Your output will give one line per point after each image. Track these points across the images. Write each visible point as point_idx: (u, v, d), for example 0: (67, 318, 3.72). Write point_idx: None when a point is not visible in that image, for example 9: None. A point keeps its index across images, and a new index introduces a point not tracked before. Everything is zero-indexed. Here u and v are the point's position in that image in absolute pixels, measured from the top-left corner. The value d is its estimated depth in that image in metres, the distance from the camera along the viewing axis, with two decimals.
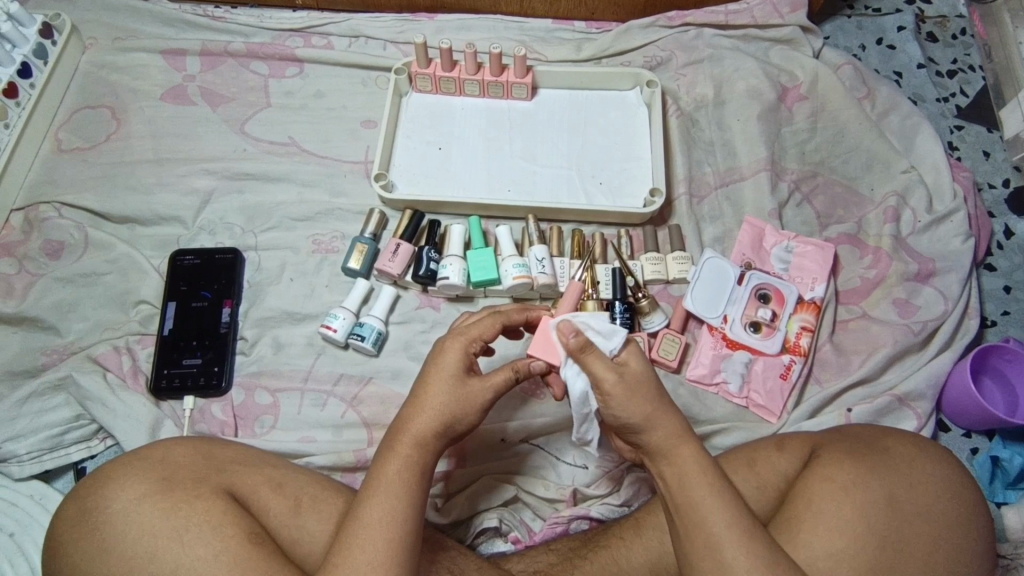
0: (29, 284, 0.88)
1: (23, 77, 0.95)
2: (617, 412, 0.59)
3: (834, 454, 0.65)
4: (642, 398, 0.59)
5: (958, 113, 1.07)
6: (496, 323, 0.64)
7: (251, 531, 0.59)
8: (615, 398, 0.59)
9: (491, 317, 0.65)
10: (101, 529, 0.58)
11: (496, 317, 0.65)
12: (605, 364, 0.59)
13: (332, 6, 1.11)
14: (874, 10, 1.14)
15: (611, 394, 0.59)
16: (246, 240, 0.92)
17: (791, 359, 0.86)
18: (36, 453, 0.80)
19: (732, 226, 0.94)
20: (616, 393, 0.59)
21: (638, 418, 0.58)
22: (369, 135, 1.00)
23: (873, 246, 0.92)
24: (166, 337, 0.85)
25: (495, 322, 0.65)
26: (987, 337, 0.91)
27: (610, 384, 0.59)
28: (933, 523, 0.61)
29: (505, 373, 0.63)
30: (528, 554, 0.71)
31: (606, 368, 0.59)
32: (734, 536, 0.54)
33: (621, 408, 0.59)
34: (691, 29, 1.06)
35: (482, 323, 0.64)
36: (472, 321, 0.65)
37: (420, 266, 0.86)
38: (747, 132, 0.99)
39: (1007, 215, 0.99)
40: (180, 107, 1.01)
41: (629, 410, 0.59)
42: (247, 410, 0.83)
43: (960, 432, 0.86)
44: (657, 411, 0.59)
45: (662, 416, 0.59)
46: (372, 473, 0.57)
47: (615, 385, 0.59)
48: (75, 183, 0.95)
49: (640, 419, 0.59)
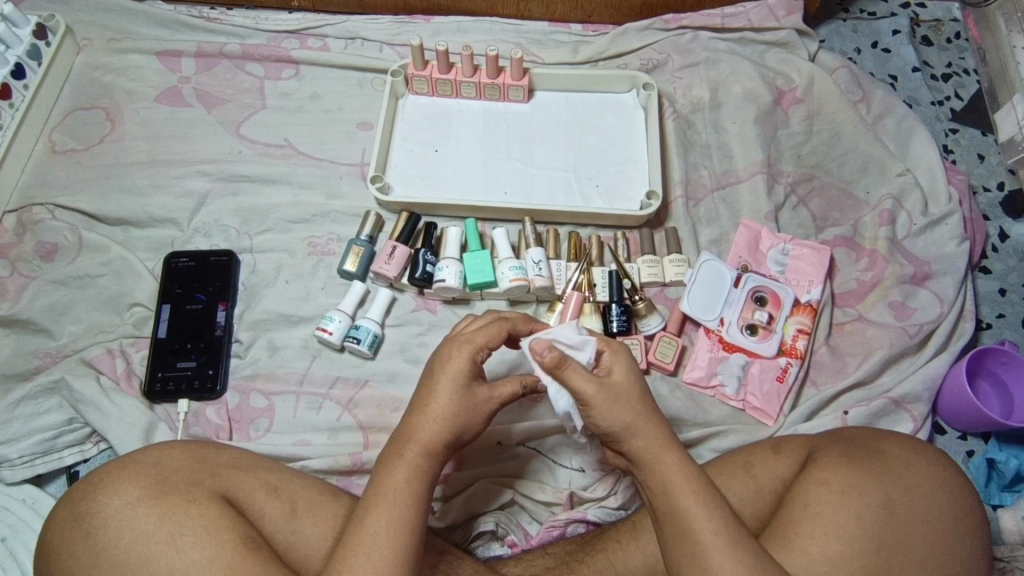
0: (22, 286, 0.88)
1: (17, 77, 0.94)
2: (596, 421, 0.59)
3: (830, 457, 0.65)
4: (624, 406, 0.59)
5: (953, 117, 1.07)
6: (502, 331, 0.64)
7: (248, 537, 0.58)
8: (597, 407, 0.59)
9: (499, 325, 0.64)
10: (96, 534, 0.57)
11: (502, 324, 0.64)
12: (584, 378, 0.59)
13: (328, 7, 1.10)
14: (869, 13, 1.15)
15: (592, 406, 0.59)
16: (242, 242, 0.92)
17: (788, 362, 0.86)
18: (28, 457, 0.80)
19: (728, 229, 0.94)
20: (598, 404, 0.59)
21: (618, 426, 0.59)
22: (365, 137, 1.00)
23: (869, 249, 0.92)
24: (161, 339, 0.84)
25: (501, 332, 0.64)
26: (983, 340, 0.92)
27: (591, 395, 0.59)
28: (927, 526, 0.61)
29: (510, 386, 0.64)
30: (525, 558, 0.71)
31: (587, 380, 0.59)
32: (720, 544, 0.54)
33: (600, 418, 0.59)
34: (687, 32, 1.06)
35: (489, 330, 0.63)
36: (479, 327, 0.64)
37: (416, 268, 0.85)
38: (744, 134, 0.99)
39: (1001, 218, 1.00)
40: (175, 108, 1.00)
41: (611, 419, 0.59)
42: (242, 413, 0.83)
43: (956, 435, 0.86)
44: (638, 420, 0.58)
45: (644, 424, 0.59)
46: (375, 481, 0.57)
47: (596, 397, 0.58)
48: (69, 185, 0.94)
49: (623, 427, 0.59)
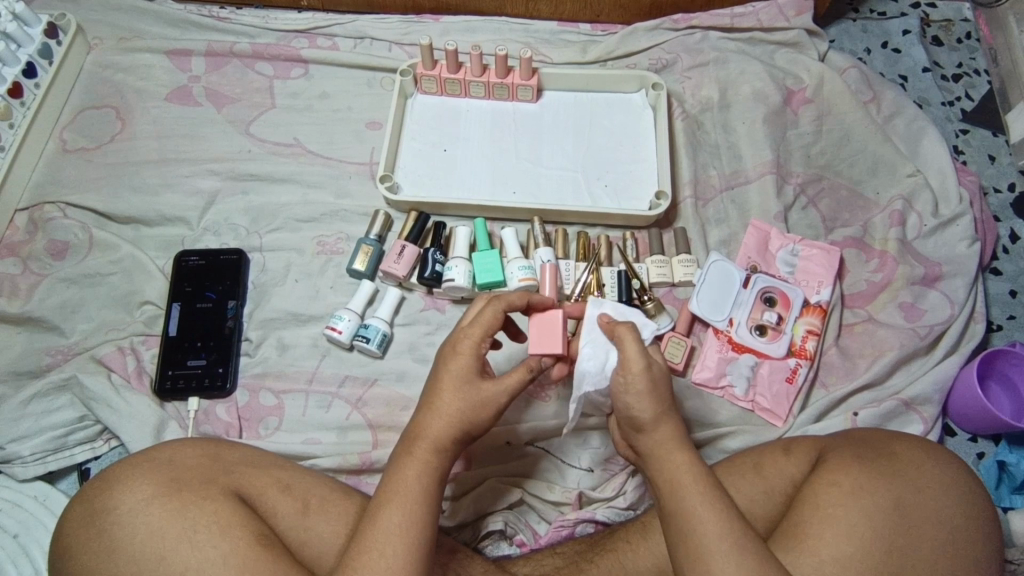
0: (33, 283, 0.88)
1: (28, 76, 0.95)
2: (627, 407, 0.59)
3: (840, 459, 0.65)
4: (653, 397, 0.59)
5: (964, 117, 1.07)
6: (497, 313, 0.62)
7: (259, 533, 0.59)
8: (634, 386, 0.59)
9: (494, 308, 0.62)
10: (109, 531, 0.58)
11: (497, 304, 0.62)
12: (637, 346, 0.59)
13: (337, 7, 1.11)
14: (879, 13, 1.14)
15: (633, 382, 0.59)
16: (251, 241, 0.92)
17: (797, 363, 0.86)
18: (40, 454, 0.80)
19: (737, 229, 0.94)
20: (635, 384, 0.59)
21: (644, 416, 0.59)
22: (374, 136, 1.00)
23: (879, 249, 0.92)
24: (171, 337, 0.85)
25: (499, 313, 0.62)
26: (993, 341, 0.91)
27: (636, 370, 0.58)
28: (938, 529, 0.60)
29: (518, 376, 0.61)
30: (535, 558, 0.71)
31: (636, 356, 0.59)
32: (723, 546, 0.53)
33: (629, 404, 0.59)
34: (697, 31, 1.06)
35: (483, 319, 0.61)
36: (474, 317, 0.62)
37: (425, 267, 0.85)
38: (753, 134, 0.99)
39: (1011, 219, 0.99)
40: (185, 107, 1.00)
41: (640, 405, 0.59)
42: (251, 411, 0.83)
43: (966, 437, 0.86)
44: (661, 413, 0.59)
45: (663, 420, 0.59)
46: (388, 478, 0.57)
47: (641, 373, 0.58)
48: (79, 183, 0.95)
49: (648, 417, 0.59)
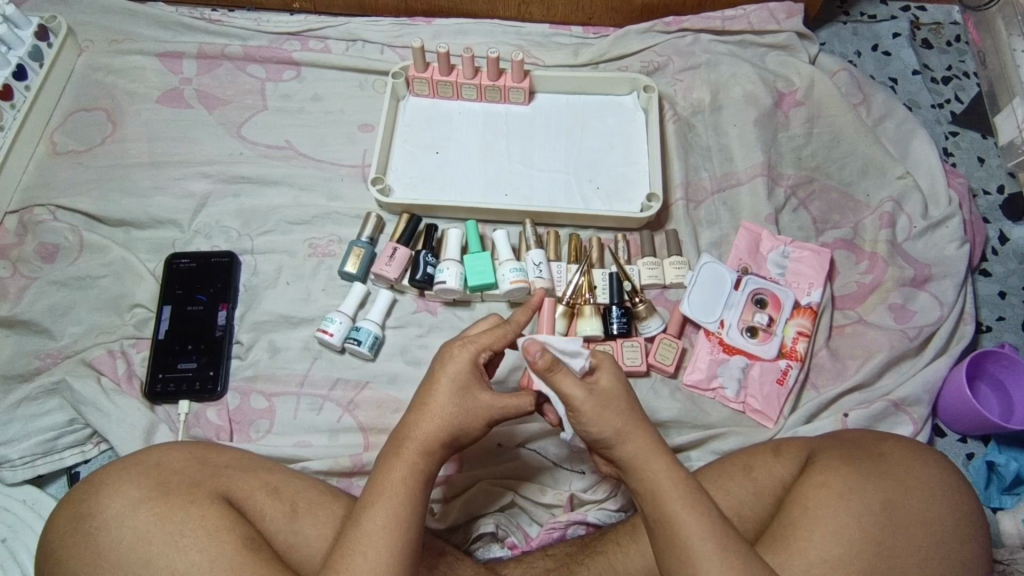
0: (23, 287, 0.88)
1: (19, 79, 0.94)
2: (587, 425, 0.59)
3: (823, 463, 0.65)
4: (613, 414, 0.59)
5: (953, 120, 1.07)
6: (508, 333, 0.63)
7: (247, 537, 0.58)
8: (587, 414, 0.58)
9: (508, 330, 0.63)
10: (96, 535, 0.57)
11: (509, 326, 0.64)
12: (574, 380, 0.59)
13: (329, 9, 1.11)
14: (869, 17, 1.15)
15: (582, 411, 0.59)
16: (242, 244, 0.92)
17: (787, 364, 0.86)
18: (29, 458, 0.80)
19: (728, 232, 0.94)
20: (587, 411, 0.58)
21: (610, 433, 0.58)
22: (366, 138, 1.00)
23: (869, 251, 0.93)
24: (161, 340, 0.84)
25: (507, 336, 0.63)
26: (982, 343, 0.92)
27: (578, 401, 0.58)
28: (923, 530, 0.60)
29: (518, 400, 0.62)
30: (524, 560, 0.71)
31: (576, 386, 0.59)
32: (708, 548, 0.54)
33: (591, 423, 0.59)
34: (688, 34, 1.06)
35: (495, 332, 0.63)
36: (484, 329, 0.64)
37: (416, 270, 0.85)
38: (743, 136, 0.99)
39: (1001, 221, 1.00)
40: (177, 109, 1.00)
41: (601, 427, 0.58)
42: (242, 414, 0.83)
43: (955, 438, 0.86)
44: (626, 426, 0.59)
45: (633, 432, 0.59)
46: (375, 479, 0.57)
47: (585, 402, 0.58)
48: (70, 186, 0.94)
49: (618, 430, 0.58)
